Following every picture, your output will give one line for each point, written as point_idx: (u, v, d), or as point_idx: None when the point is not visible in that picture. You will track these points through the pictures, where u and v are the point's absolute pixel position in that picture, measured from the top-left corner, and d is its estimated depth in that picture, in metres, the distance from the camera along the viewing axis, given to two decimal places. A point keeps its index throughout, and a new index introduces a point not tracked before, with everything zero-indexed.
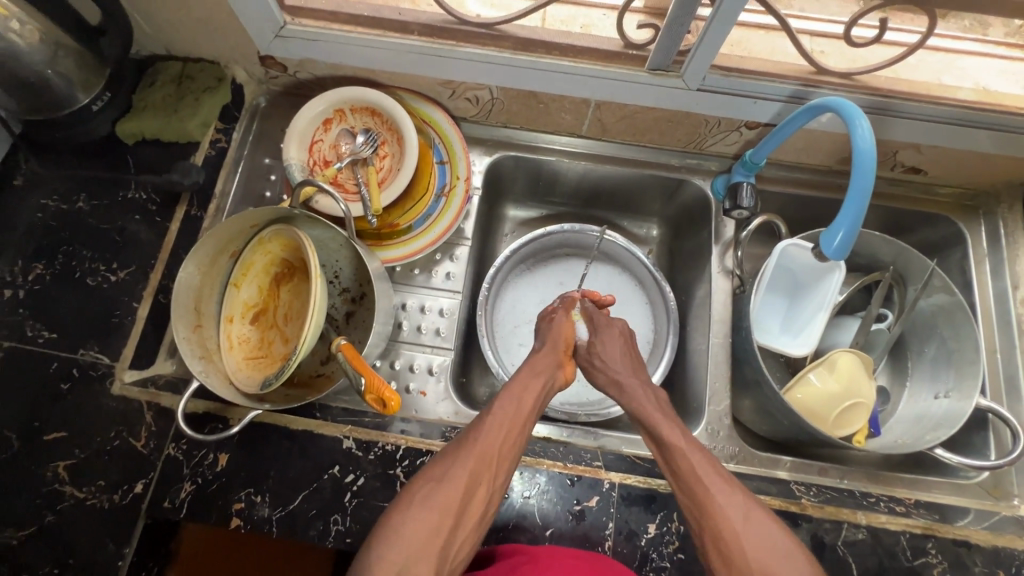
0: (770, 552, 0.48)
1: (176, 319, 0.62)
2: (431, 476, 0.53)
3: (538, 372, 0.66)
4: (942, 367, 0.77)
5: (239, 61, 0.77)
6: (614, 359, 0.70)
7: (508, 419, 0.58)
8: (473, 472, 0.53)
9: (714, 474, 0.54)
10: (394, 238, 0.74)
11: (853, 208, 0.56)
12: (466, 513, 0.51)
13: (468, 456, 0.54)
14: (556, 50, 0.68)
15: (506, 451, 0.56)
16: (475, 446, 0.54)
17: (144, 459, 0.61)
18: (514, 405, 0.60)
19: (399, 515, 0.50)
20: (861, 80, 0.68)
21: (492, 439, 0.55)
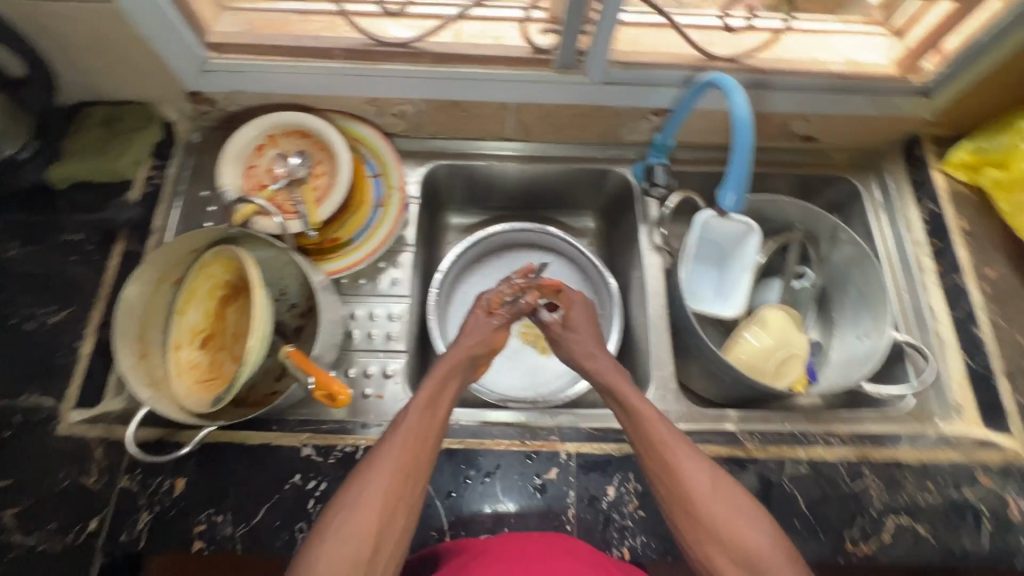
0: (736, 518, 0.52)
1: (120, 350, 0.62)
2: (340, 510, 0.51)
3: (450, 372, 0.65)
4: (861, 310, 0.84)
5: (168, 100, 0.79)
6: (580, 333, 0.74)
7: (416, 437, 0.56)
8: (390, 488, 0.52)
9: (682, 446, 0.57)
10: (336, 251, 0.77)
11: (738, 168, 0.62)
12: (383, 541, 0.50)
13: (379, 482, 0.52)
14: (470, 61, 0.74)
15: (421, 457, 0.56)
16: (386, 472, 0.53)
17: (97, 496, 0.60)
18: (419, 419, 0.58)
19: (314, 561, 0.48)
20: (747, 62, 0.76)
21: (407, 449, 0.55)
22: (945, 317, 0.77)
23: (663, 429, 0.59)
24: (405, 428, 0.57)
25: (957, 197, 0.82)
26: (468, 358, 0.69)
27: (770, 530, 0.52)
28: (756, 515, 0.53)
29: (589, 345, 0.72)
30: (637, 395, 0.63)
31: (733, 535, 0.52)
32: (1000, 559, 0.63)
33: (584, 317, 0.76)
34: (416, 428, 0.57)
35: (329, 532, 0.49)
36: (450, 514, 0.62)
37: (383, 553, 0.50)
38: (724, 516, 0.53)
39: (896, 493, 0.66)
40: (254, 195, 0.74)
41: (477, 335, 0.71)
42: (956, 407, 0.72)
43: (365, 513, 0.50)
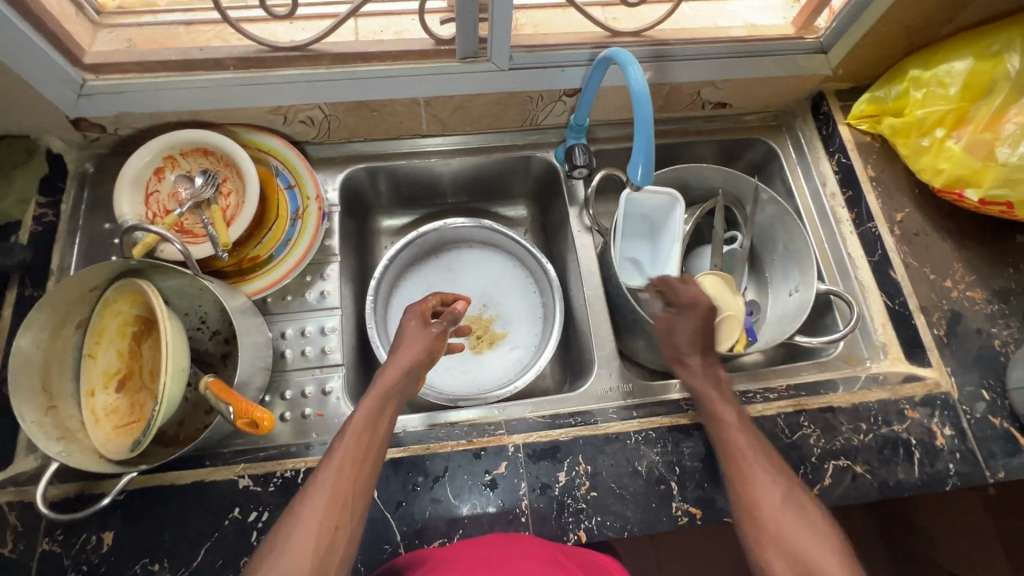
0: (807, 531, 0.49)
1: (20, 405, 0.58)
2: (271, 552, 0.48)
3: (390, 391, 0.62)
4: (788, 266, 0.87)
5: (50, 130, 0.73)
6: (681, 335, 0.68)
7: (343, 461, 0.54)
8: (323, 522, 0.49)
9: (764, 461, 0.56)
10: (256, 270, 0.74)
11: (643, 142, 0.60)
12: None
13: (310, 518, 0.50)
14: (371, 58, 0.72)
15: (357, 486, 0.53)
16: (319, 505, 0.50)
17: (15, 564, 0.56)
18: (358, 445, 0.55)
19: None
20: (650, 35, 0.76)
21: (340, 479, 0.52)
22: (863, 263, 0.81)
23: (746, 443, 0.58)
24: (342, 457, 0.54)
25: (863, 147, 0.84)
26: (410, 371, 0.65)
27: (840, 550, 0.48)
28: (825, 537, 0.49)
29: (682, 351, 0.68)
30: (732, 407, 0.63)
31: (799, 547, 0.48)
32: (931, 485, 0.67)
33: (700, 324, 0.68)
34: (348, 454, 0.54)
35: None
36: (402, 525, 0.61)
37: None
38: (792, 526, 0.50)
39: (833, 438, 0.68)
40: (157, 222, 0.70)
41: (413, 349, 0.67)
42: (883, 346, 0.76)
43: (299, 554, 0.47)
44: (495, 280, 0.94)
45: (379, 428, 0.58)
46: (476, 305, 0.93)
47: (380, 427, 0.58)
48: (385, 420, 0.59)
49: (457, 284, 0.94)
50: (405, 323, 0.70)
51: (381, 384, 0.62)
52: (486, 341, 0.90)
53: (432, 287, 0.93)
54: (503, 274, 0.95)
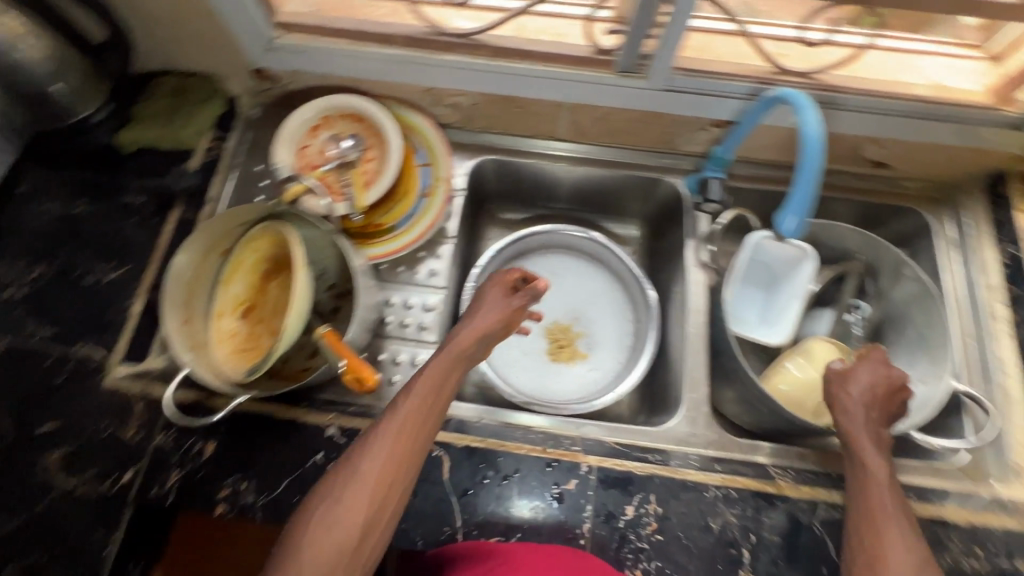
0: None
1: (167, 312, 0.65)
2: (328, 495, 0.51)
3: (459, 358, 0.60)
4: (918, 352, 0.78)
5: (234, 75, 0.82)
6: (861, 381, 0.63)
7: (404, 420, 0.55)
8: (376, 482, 0.51)
9: (887, 483, 0.57)
10: (380, 237, 0.78)
11: (805, 188, 0.58)
12: (368, 536, 0.50)
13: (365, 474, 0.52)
14: (529, 57, 0.73)
15: (413, 450, 0.54)
16: (377, 460, 0.52)
17: (133, 449, 0.63)
18: (422, 406, 0.56)
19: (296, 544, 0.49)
20: (818, 78, 0.72)
21: (397, 442, 0.53)
22: (1013, 371, 0.71)
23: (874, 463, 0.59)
24: (406, 415, 0.55)
25: None
26: (482, 337, 0.63)
27: None
28: None
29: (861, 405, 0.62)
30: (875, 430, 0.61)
31: None
32: None
33: (880, 384, 0.63)
34: (410, 415, 0.55)
35: (312, 518, 0.50)
36: (463, 513, 0.62)
37: (366, 543, 0.50)
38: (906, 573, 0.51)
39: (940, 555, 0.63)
40: (305, 175, 0.75)
41: (491, 320, 0.64)
42: (1016, 469, 0.67)
43: (354, 503, 0.50)
44: (589, 293, 0.94)
45: (443, 391, 0.58)
46: (568, 316, 0.92)
47: (445, 390, 0.58)
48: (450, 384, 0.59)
49: (555, 289, 0.93)
50: (488, 289, 0.68)
51: (453, 348, 0.61)
52: (569, 354, 0.90)
53: None
54: (601, 290, 0.94)
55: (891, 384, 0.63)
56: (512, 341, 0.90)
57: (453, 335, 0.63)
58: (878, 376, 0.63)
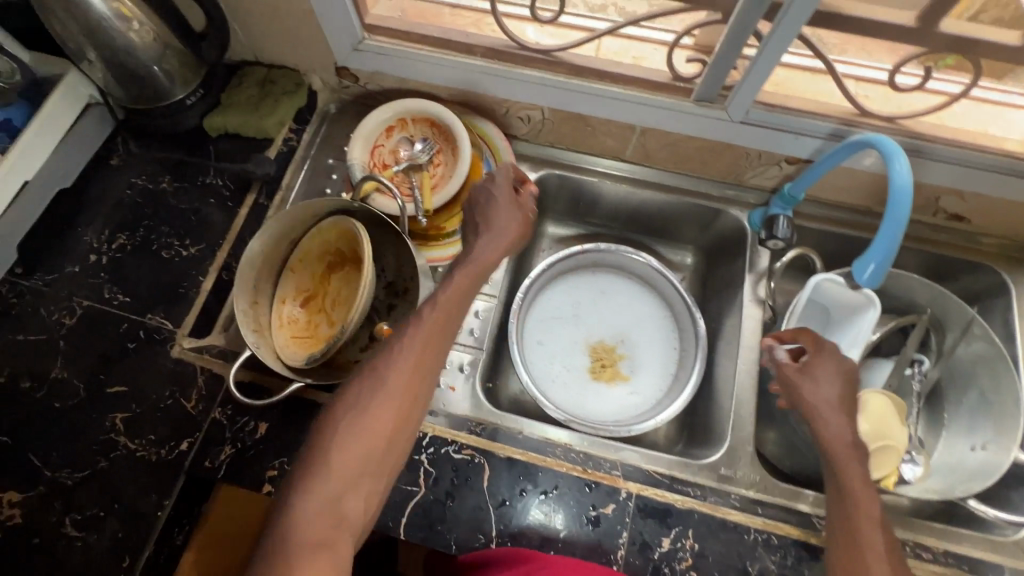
0: None
1: (237, 293, 0.68)
2: (353, 405, 0.52)
3: (475, 276, 0.63)
4: (979, 417, 0.75)
5: (317, 71, 0.85)
6: (826, 376, 0.63)
7: (426, 339, 0.56)
8: (402, 391, 0.53)
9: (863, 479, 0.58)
10: (440, 240, 0.80)
11: (889, 238, 0.57)
12: (392, 445, 0.52)
13: (392, 382, 0.53)
14: (606, 77, 0.74)
15: (433, 360, 0.57)
16: (403, 374, 0.54)
17: (192, 419, 0.66)
18: (441, 324, 0.58)
19: (322, 450, 0.50)
20: (903, 124, 0.70)
21: (419, 351, 0.56)
22: None
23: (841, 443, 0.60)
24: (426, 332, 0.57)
25: None
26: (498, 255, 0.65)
27: None
28: None
29: (833, 399, 0.62)
30: (838, 412, 0.61)
31: None
32: None
33: (835, 371, 0.63)
34: (431, 331, 0.57)
35: (337, 425, 0.51)
36: (499, 523, 0.62)
37: (391, 451, 0.52)
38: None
39: None
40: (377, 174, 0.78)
41: (505, 229, 0.66)
42: None
43: (382, 413, 0.52)
44: (636, 315, 0.93)
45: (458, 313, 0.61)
46: (614, 336, 0.92)
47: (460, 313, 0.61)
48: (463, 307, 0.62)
49: (603, 308, 0.93)
50: (497, 193, 0.68)
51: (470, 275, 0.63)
52: (612, 375, 0.89)
53: (579, 302, 0.93)
54: (650, 314, 0.93)
55: (842, 369, 0.64)
56: (555, 355, 0.90)
57: (469, 254, 0.64)
58: (839, 369, 0.64)
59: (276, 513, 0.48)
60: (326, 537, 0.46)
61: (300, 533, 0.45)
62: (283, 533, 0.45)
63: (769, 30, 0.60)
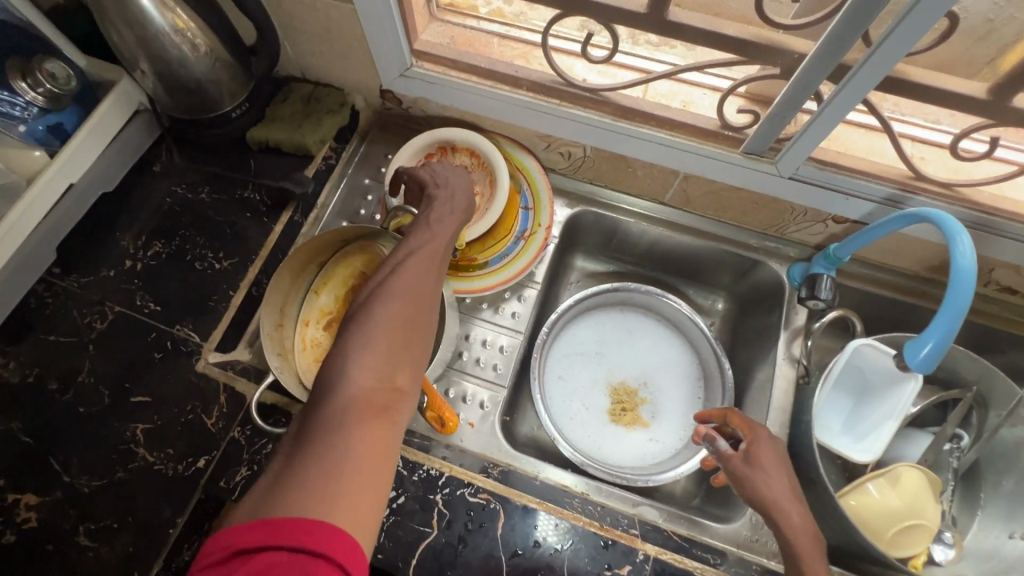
0: None
1: (264, 315, 0.68)
2: (383, 288, 0.50)
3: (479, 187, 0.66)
4: (1020, 505, 0.71)
5: (362, 91, 0.85)
6: (770, 465, 0.60)
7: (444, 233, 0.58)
8: (431, 272, 0.53)
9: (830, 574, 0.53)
10: (470, 271, 0.79)
11: (945, 326, 0.55)
12: (423, 325, 0.50)
13: (422, 264, 0.53)
14: (653, 121, 0.72)
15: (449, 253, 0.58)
16: (428, 259, 0.54)
17: (211, 436, 0.66)
18: (451, 227, 0.60)
19: (355, 332, 0.46)
20: (962, 192, 0.66)
21: (439, 242, 0.57)
22: None
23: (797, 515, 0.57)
24: (440, 232, 0.58)
25: None
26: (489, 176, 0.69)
27: None
28: None
29: (783, 488, 0.58)
30: (785, 490, 0.58)
31: None
32: None
33: (772, 456, 0.61)
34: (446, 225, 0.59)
35: (370, 307, 0.48)
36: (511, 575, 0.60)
37: (422, 335, 0.50)
38: None
39: None
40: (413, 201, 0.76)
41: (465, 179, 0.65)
42: None
43: (413, 293, 0.50)
44: (661, 358, 0.91)
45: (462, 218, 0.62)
46: (637, 379, 0.89)
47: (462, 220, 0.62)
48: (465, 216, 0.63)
49: (629, 348, 0.91)
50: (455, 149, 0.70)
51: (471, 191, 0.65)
52: (633, 420, 0.87)
53: (605, 340, 0.91)
54: (676, 359, 0.91)
55: (778, 453, 0.62)
56: (576, 394, 0.88)
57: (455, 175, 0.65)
58: (777, 453, 0.61)
59: (319, 393, 0.44)
60: (381, 407, 0.43)
61: (360, 399, 0.42)
62: (336, 406, 0.42)
63: (834, 90, 0.58)
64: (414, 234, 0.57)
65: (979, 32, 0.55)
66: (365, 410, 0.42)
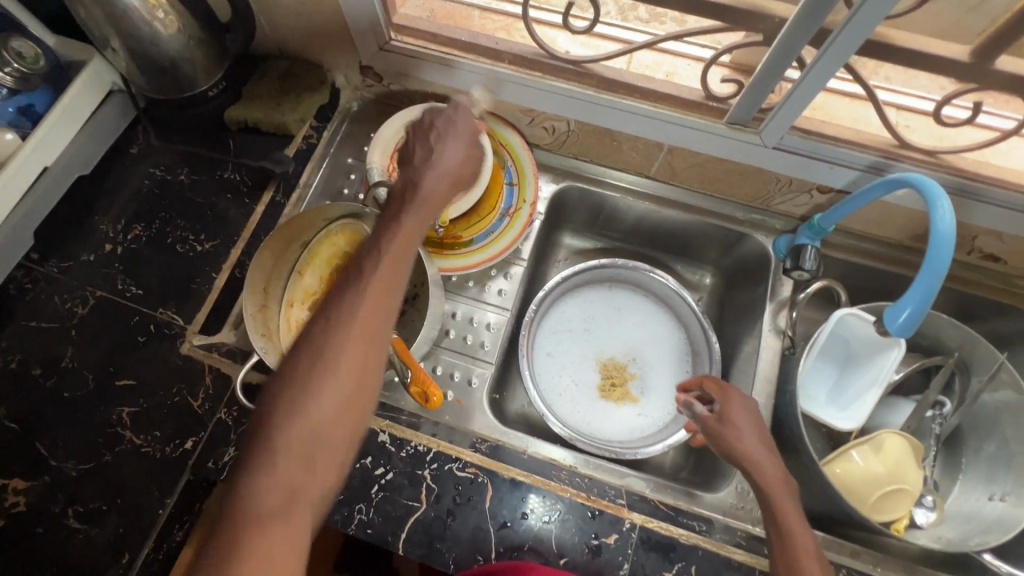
0: None
1: (246, 296, 0.67)
2: (310, 344, 0.44)
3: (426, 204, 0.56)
4: (1000, 468, 0.73)
5: (342, 68, 0.83)
6: (742, 420, 0.62)
7: (383, 277, 0.49)
8: (357, 329, 0.46)
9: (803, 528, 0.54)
10: (455, 249, 0.78)
11: (924, 292, 0.55)
12: (344, 399, 0.44)
13: (347, 324, 0.45)
14: (637, 93, 0.71)
15: (390, 297, 0.49)
16: (354, 313, 0.46)
17: (198, 418, 0.66)
18: (398, 263, 0.51)
19: (280, 401, 0.42)
20: (945, 159, 0.66)
21: (373, 288, 0.48)
22: None
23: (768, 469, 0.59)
24: (380, 275, 0.49)
25: None
26: (461, 173, 0.62)
27: None
28: None
29: (753, 442, 0.61)
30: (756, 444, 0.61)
31: None
32: None
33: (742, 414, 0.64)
34: (386, 264, 0.49)
35: (302, 362, 0.44)
36: (499, 546, 0.61)
37: (353, 395, 0.45)
38: None
39: None
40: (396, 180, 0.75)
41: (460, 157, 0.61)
42: None
43: (352, 349, 0.45)
44: (649, 333, 0.91)
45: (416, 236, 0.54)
46: (625, 354, 0.90)
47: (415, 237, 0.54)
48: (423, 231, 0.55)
49: (616, 324, 0.91)
50: (444, 125, 0.62)
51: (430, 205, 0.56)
52: (621, 393, 0.87)
53: (593, 317, 0.91)
54: (664, 334, 0.91)
55: (750, 410, 0.64)
56: (565, 370, 0.88)
57: (422, 180, 0.58)
58: (748, 410, 0.64)
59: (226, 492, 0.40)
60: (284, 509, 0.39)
61: (255, 508, 0.38)
62: (234, 513, 0.38)
63: (817, 53, 0.57)
64: (352, 279, 0.49)
65: (970, 3, 0.54)
66: (257, 518, 0.38)
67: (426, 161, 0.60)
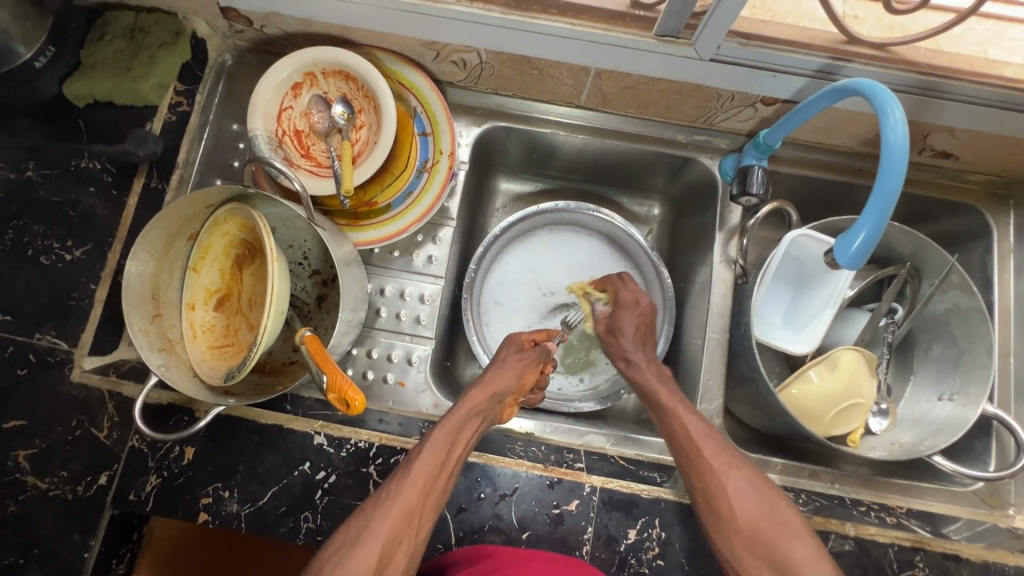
0: (723, 461, 0.56)
1: (130, 310, 0.58)
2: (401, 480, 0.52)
3: (472, 415, 0.60)
4: (948, 368, 0.73)
5: (199, 12, 0.68)
6: (627, 332, 0.70)
7: (426, 475, 0.53)
8: (395, 524, 0.49)
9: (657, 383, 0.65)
10: (371, 218, 0.70)
11: (875, 218, 0.51)
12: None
13: (382, 521, 0.49)
14: (553, 9, 0.60)
15: (428, 501, 0.52)
16: (389, 519, 0.50)
17: (106, 450, 0.60)
18: (437, 470, 0.54)
19: (373, 509, 0.51)
20: (895, 52, 0.59)
21: (412, 489, 0.51)
22: None
23: (708, 442, 0.57)
24: (411, 485, 0.52)
25: None
26: (500, 394, 0.63)
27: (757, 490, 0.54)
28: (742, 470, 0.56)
29: (630, 348, 0.69)
30: (671, 393, 0.63)
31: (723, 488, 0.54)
32: None
33: (634, 324, 0.70)
34: (430, 465, 0.53)
35: (337, 547, 0.48)
36: (458, 529, 0.59)
37: (412, 542, 0.50)
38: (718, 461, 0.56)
39: None
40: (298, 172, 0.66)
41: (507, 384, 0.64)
42: None
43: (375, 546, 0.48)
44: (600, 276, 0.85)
45: (508, 390, 0.64)
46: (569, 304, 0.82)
47: (491, 410, 0.62)
48: (511, 387, 0.65)
49: (564, 274, 0.84)
50: (504, 344, 0.70)
51: (495, 385, 0.63)
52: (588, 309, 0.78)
53: (538, 269, 0.84)
54: None
55: (641, 302, 0.71)
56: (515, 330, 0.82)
57: (479, 380, 0.64)
58: (635, 318, 0.70)
59: None
60: None
61: None
62: None
63: None
64: (393, 479, 0.53)
65: None
66: None
67: (496, 366, 0.66)
